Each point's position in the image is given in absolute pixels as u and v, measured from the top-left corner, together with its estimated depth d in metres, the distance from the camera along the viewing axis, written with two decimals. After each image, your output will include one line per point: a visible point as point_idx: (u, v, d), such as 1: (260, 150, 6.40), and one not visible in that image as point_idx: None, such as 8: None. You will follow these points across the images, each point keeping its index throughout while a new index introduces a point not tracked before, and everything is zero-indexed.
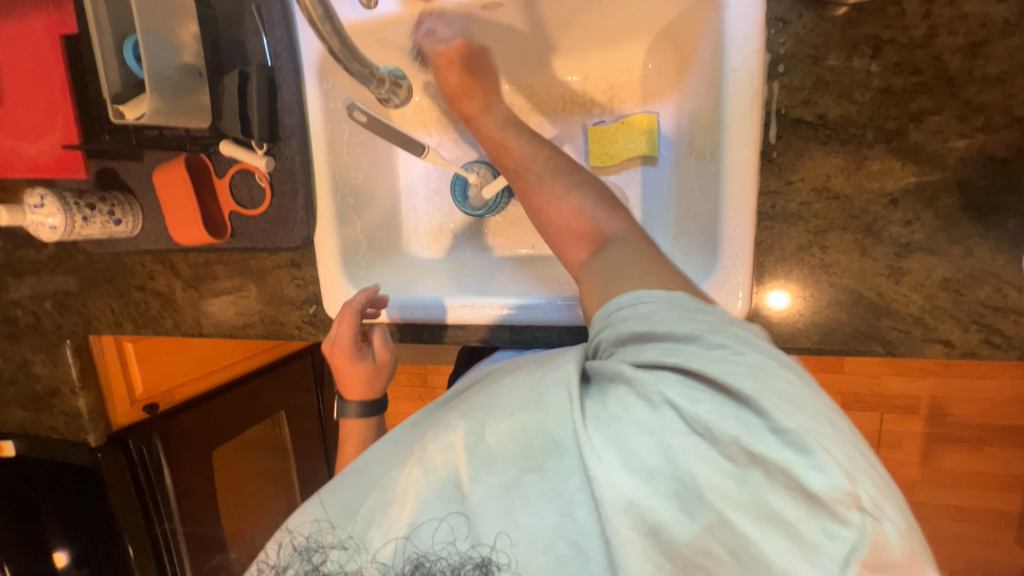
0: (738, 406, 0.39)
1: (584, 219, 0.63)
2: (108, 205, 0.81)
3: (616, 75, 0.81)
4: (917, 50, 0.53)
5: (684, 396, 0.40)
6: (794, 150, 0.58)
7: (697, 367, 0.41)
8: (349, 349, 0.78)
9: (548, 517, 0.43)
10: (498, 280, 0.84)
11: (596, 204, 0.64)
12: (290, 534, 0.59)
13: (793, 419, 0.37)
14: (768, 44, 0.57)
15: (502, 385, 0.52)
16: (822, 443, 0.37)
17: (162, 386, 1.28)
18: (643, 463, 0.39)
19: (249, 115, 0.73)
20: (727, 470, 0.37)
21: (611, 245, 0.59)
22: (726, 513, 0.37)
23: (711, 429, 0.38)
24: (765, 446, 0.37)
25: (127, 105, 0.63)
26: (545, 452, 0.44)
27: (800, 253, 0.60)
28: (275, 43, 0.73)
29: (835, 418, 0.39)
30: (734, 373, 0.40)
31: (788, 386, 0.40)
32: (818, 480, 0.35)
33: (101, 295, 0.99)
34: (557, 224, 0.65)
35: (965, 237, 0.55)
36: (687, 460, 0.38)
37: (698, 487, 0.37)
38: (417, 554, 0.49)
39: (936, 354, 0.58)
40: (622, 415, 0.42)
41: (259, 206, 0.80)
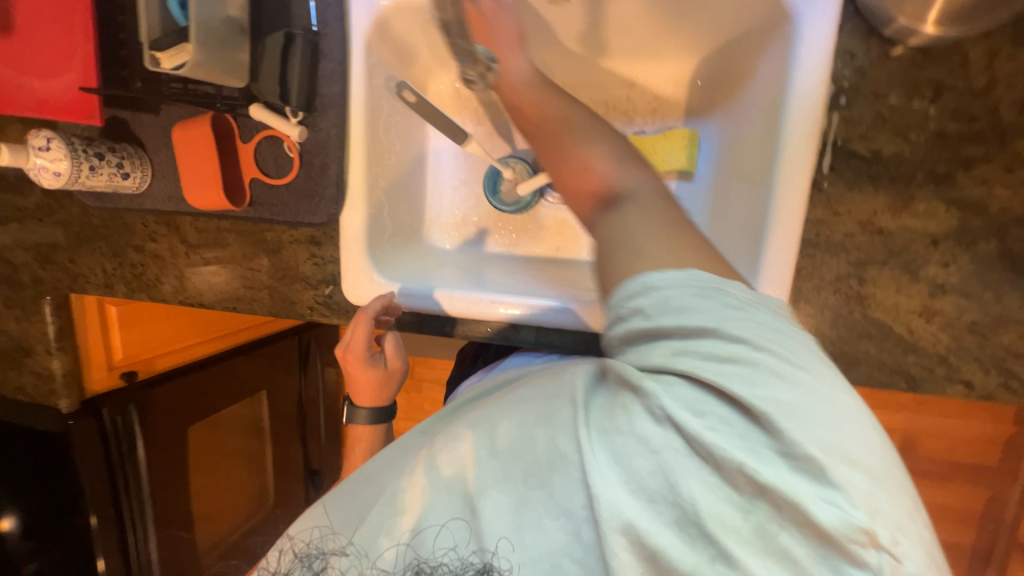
0: (746, 423, 0.37)
1: (599, 179, 0.52)
2: (117, 156, 0.76)
3: (663, 87, 0.81)
4: (976, 98, 0.55)
5: (689, 408, 0.39)
6: (845, 182, 0.59)
7: (706, 375, 0.39)
8: (362, 357, 0.76)
9: (556, 533, 0.43)
10: (523, 278, 0.82)
11: (615, 161, 0.52)
12: (291, 539, 0.61)
13: (808, 444, 0.35)
14: (834, 75, 0.58)
15: (519, 395, 0.51)
16: (842, 472, 0.35)
17: (144, 353, 1.21)
18: (644, 482, 0.39)
19: (289, 81, 0.70)
20: (730, 496, 0.37)
21: (626, 204, 0.49)
22: (727, 543, 0.36)
23: (714, 448, 0.37)
24: (772, 474, 0.36)
25: (165, 54, 0.58)
26: (552, 469, 0.43)
27: (838, 283, 0.61)
28: (324, 8, 0.70)
29: (863, 440, 0.37)
30: (751, 381, 0.37)
31: (813, 404, 0.37)
32: (827, 514, 0.34)
33: (92, 252, 0.92)
34: (574, 187, 0.54)
35: (997, 283, 0.57)
36: (687, 484, 0.37)
37: (698, 510, 0.37)
38: (417, 560, 0.49)
39: (955, 393, 0.60)
40: (628, 431, 0.40)
41: (284, 176, 0.76)
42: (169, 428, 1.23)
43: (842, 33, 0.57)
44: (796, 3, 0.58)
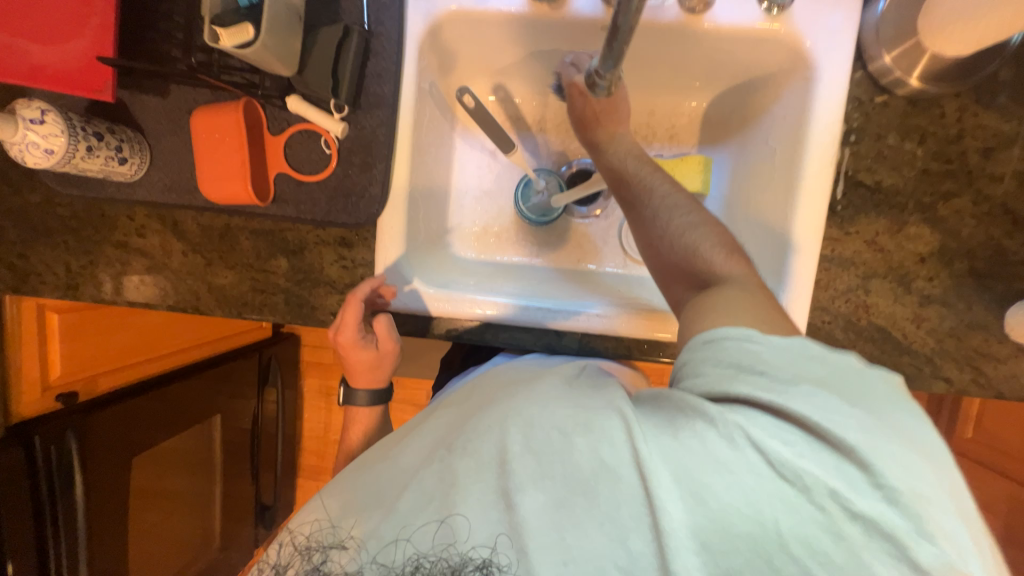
0: (840, 457, 0.39)
1: (696, 259, 0.60)
2: (117, 138, 0.67)
3: (678, 118, 0.86)
4: (951, 144, 0.67)
5: (776, 438, 0.41)
6: (854, 206, 0.69)
7: (791, 409, 0.41)
8: (352, 338, 0.73)
9: (598, 541, 0.44)
10: (547, 286, 0.83)
11: (712, 244, 0.60)
12: (292, 533, 0.57)
13: (903, 479, 0.38)
14: (846, 116, 0.69)
15: (567, 394, 0.54)
16: (935, 513, 0.37)
17: (87, 370, 1.05)
18: (724, 510, 0.41)
19: (340, 76, 0.68)
20: (819, 523, 0.39)
21: (725, 285, 0.56)
22: (812, 567, 0.39)
23: (798, 476, 0.39)
24: (865, 504, 0.38)
25: (225, 31, 0.54)
26: (597, 480, 0.46)
27: (848, 293, 0.71)
28: (379, 9, 0.70)
29: (959, 491, 0.39)
30: (835, 419, 0.40)
31: (907, 448, 0.39)
32: (925, 552, 0.37)
33: (54, 248, 0.79)
34: (675, 262, 0.61)
35: (969, 295, 0.69)
36: (770, 509, 0.40)
37: (781, 536, 0.40)
38: (417, 556, 0.48)
39: (939, 389, 0.71)
40: (699, 449, 0.42)
41: (317, 172, 0.72)
42: (115, 457, 1.05)
43: (850, 83, 0.68)
44: (817, 52, 0.68)
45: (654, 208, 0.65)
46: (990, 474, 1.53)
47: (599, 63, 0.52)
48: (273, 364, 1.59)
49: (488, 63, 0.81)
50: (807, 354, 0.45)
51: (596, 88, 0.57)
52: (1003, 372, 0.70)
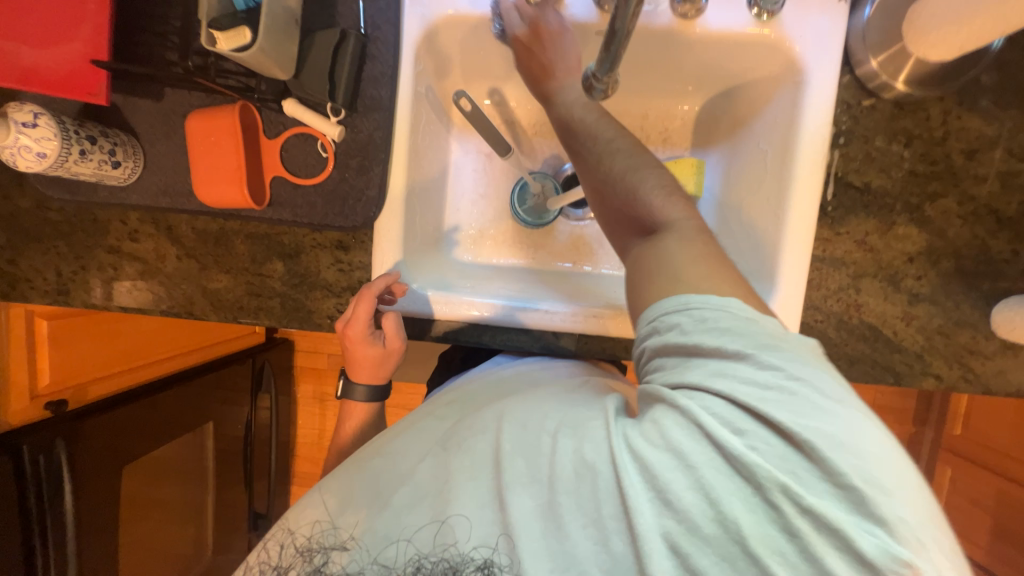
0: (791, 448, 0.40)
1: (639, 205, 0.60)
2: (110, 142, 0.67)
3: (671, 121, 0.87)
4: (936, 146, 0.69)
5: (728, 427, 0.42)
6: (844, 207, 0.71)
7: (740, 395, 0.42)
8: (361, 333, 0.72)
9: (579, 542, 0.45)
10: (543, 289, 0.84)
11: (658, 190, 0.60)
12: (291, 534, 0.56)
13: (852, 470, 0.39)
14: (835, 119, 0.70)
15: (561, 399, 0.55)
16: (883, 503, 0.38)
17: (77, 377, 1.04)
18: (687, 507, 0.41)
19: (337, 80, 0.68)
20: (773, 517, 0.40)
21: (663, 236, 0.56)
22: (771, 564, 0.39)
23: (752, 469, 0.40)
24: (815, 498, 0.39)
25: (223, 34, 0.54)
26: (580, 482, 0.45)
27: (841, 292, 0.72)
28: (375, 13, 0.70)
29: (910, 483, 0.40)
30: (779, 404, 0.41)
31: (855, 440, 0.40)
32: (869, 545, 0.37)
33: (45, 253, 0.78)
34: (617, 207, 0.62)
35: (956, 294, 0.71)
36: (729, 504, 0.40)
37: (738, 532, 0.40)
38: (418, 556, 0.49)
39: (930, 385, 0.72)
40: (664, 444, 0.43)
41: (313, 176, 0.72)
42: (105, 465, 1.03)
43: (839, 87, 0.70)
44: (806, 57, 0.69)
45: (599, 148, 0.65)
46: (979, 470, 1.57)
47: (598, 66, 0.52)
48: (266, 369, 1.58)
49: (485, 67, 0.82)
50: (747, 321, 0.47)
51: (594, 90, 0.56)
52: (990, 368, 0.72)
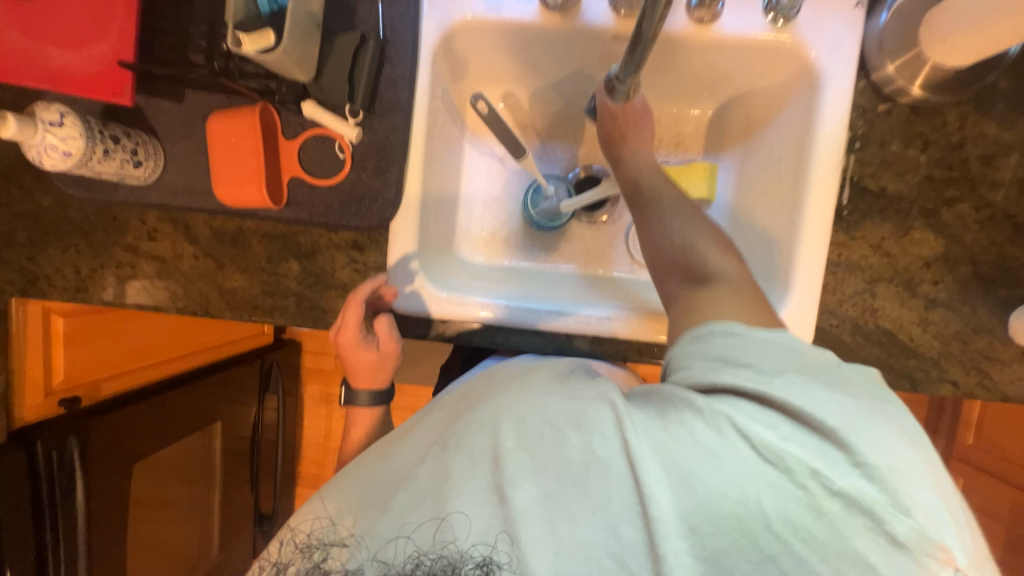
0: (820, 438, 0.42)
1: (693, 256, 0.62)
2: (132, 141, 0.69)
3: (684, 125, 0.87)
4: (953, 151, 0.69)
5: (762, 422, 0.43)
6: (860, 211, 0.70)
7: (776, 396, 0.44)
8: (354, 338, 0.74)
9: (591, 530, 0.45)
10: (554, 292, 0.84)
11: (712, 243, 0.63)
12: (292, 530, 0.58)
13: (882, 459, 0.41)
14: (851, 124, 0.70)
15: (561, 386, 0.54)
16: (910, 490, 0.40)
17: (90, 375, 1.05)
18: (712, 495, 0.42)
19: (356, 82, 0.69)
20: (802, 502, 0.41)
21: (715, 284, 0.58)
22: (796, 545, 0.41)
23: (780, 457, 0.42)
24: (847, 484, 0.40)
25: (248, 36, 0.55)
26: (589, 471, 0.47)
27: (855, 296, 0.72)
28: (394, 17, 0.71)
29: (934, 470, 0.42)
30: (811, 402, 0.43)
31: (883, 434, 0.42)
32: (902, 527, 0.39)
33: (64, 251, 0.79)
34: (671, 259, 0.63)
35: (973, 299, 0.70)
36: (756, 491, 0.42)
37: (766, 516, 0.41)
38: (418, 554, 0.48)
39: (946, 391, 0.72)
40: (687, 438, 0.44)
41: (330, 177, 0.73)
42: (117, 463, 1.04)
43: (854, 92, 0.70)
44: (823, 62, 0.69)
45: (660, 211, 0.68)
46: (991, 480, 1.55)
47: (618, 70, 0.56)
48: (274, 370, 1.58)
49: (500, 71, 0.83)
50: (787, 345, 0.48)
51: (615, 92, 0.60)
52: (1008, 375, 0.71)
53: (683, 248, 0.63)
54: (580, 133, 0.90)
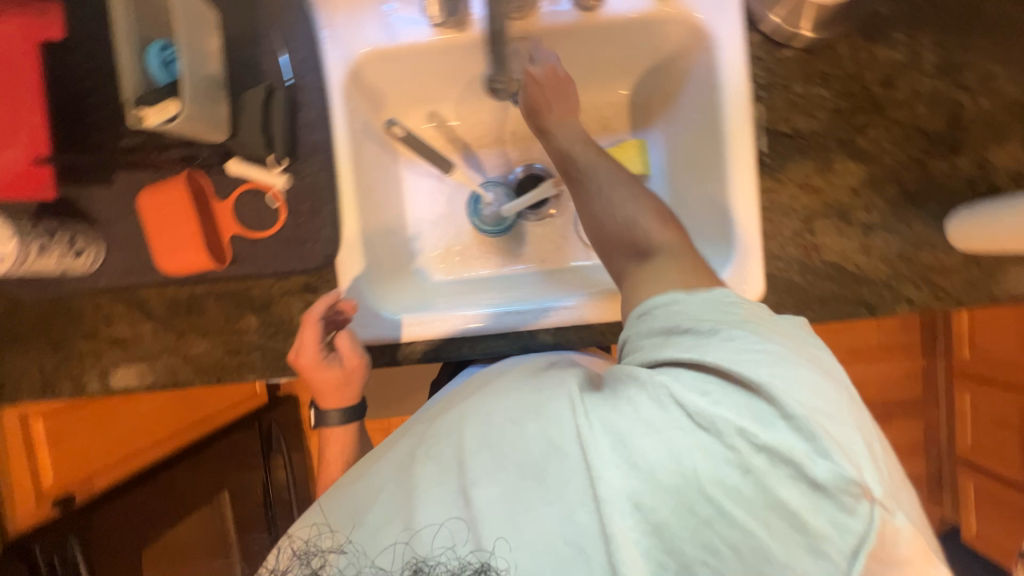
0: (749, 395, 0.43)
1: (636, 230, 0.67)
2: (68, 234, 0.71)
3: (606, 108, 0.88)
4: (852, 81, 0.72)
5: (695, 389, 0.45)
6: (780, 155, 0.73)
7: (709, 359, 0.46)
8: (313, 358, 0.74)
9: (548, 520, 0.45)
10: (517, 291, 0.86)
11: (653, 217, 0.68)
12: (290, 537, 0.60)
13: (803, 406, 0.42)
14: (751, 74, 0.73)
15: (543, 381, 0.55)
16: (830, 433, 0.41)
17: (82, 470, 1.06)
18: (653, 467, 0.43)
19: (273, 132, 0.71)
20: (730, 461, 0.42)
21: (658, 256, 0.63)
22: (727, 504, 0.41)
23: (711, 421, 0.43)
24: (773, 436, 0.41)
25: (149, 110, 0.57)
26: (547, 460, 0.47)
27: (796, 237, 0.73)
28: (299, 63, 0.73)
29: (854, 412, 0.44)
30: (738, 358, 0.45)
31: (807, 381, 0.44)
32: (823, 471, 0.40)
33: (25, 353, 0.79)
34: (613, 234, 0.69)
35: (907, 216, 0.72)
36: (689, 457, 0.42)
37: (700, 480, 0.42)
38: (415, 560, 0.48)
39: (904, 310, 0.73)
40: (632, 412, 0.45)
41: (269, 228, 0.74)
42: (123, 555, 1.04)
43: (748, 44, 0.73)
44: (710, 22, 0.72)
45: (597, 187, 0.72)
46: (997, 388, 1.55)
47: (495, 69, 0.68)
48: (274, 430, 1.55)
49: (417, 93, 0.85)
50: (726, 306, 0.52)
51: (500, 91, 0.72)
52: (958, 281, 0.72)
53: (626, 221, 0.68)
54: (509, 135, 0.93)
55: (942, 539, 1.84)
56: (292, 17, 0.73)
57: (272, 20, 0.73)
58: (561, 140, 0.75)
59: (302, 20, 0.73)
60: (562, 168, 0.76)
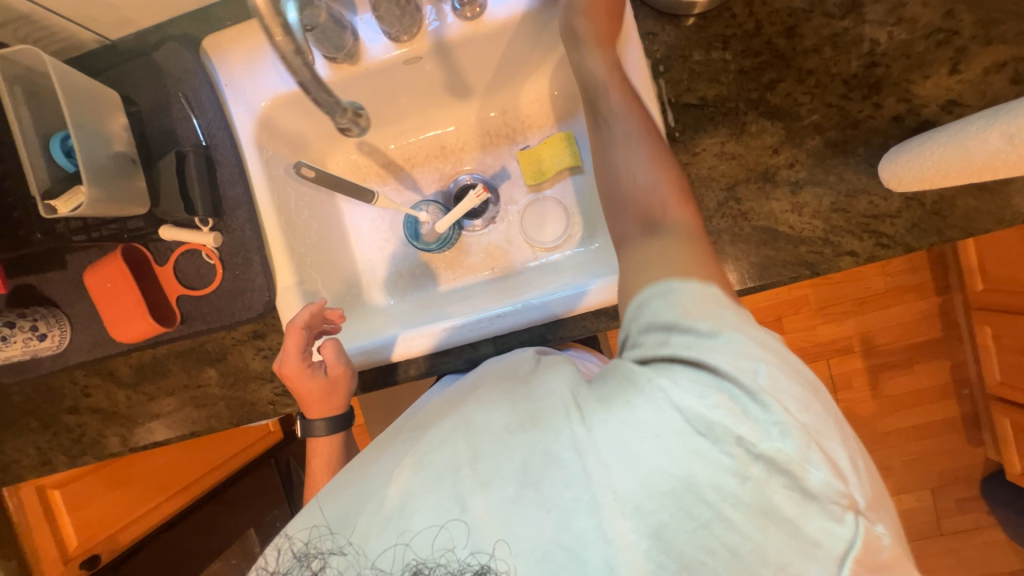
0: (747, 401, 0.42)
1: (654, 197, 0.58)
2: (29, 319, 0.75)
3: (529, 106, 0.90)
4: (753, 38, 0.69)
5: (694, 393, 0.43)
6: (691, 128, 0.71)
7: (709, 361, 0.44)
8: (297, 366, 0.75)
9: (546, 527, 0.46)
10: (464, 303, 0.86)
11: (670, 185, 0.58)
12: (289, 539, 0.57)
13: (803, 419, 0.43)
14: (646, 52, 0.71)
15: (534, 386, 0.55)
16: (822, 444, 0.42)
17: (104, 531, 1.14)
18: (654, 474, 0.43)
19: (191, 194, 0.74)
20: (730, 468, 0.42)
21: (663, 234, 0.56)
22: (724, 507, 0.42)
23: (709, 426, 0.42)
24: (771, 446, 0.41)
25: (59, 199, 0.61)
26: (542, 468, 0.48)
27: (721, 208, 0.71)
28: (208, 123, 0.76)
29: (841, 426, 0.46)
30: (748, 371, 0.43)
31: (801, 392, 0.44)
32: (816, 480, 0.41)
33: (21, 433, 0.85)
34: (627, 200, 0.60)
35: (835, 167, 0.69)
36: (687, 463, 0.42)
37: (699, 488, 0.42)
38: (416, 561, 0.50)
39: (848, 265, 0.70)
40: (632, 416, 0.44)
41: (209, 284, 0.78)
42: None
43: (639, 20, 0.71)
44: None
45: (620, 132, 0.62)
46: (1011, 318, 1.46)
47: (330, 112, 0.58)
48: (292, 464, 1.56)
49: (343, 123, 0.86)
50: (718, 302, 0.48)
51: (351, 131, 0.62)
52: (902, 226, 0.69)
53: (645, 185, 0.59)
54: (439, 150, 0.93)
55: (986, 483, 1.74)
56: (194, 81, 0.76)
57: (178, 85, 0.76)
58: (590, 64, 0.66)
59: (203, 83, 0.75)
60: (587, 96, 0.67)
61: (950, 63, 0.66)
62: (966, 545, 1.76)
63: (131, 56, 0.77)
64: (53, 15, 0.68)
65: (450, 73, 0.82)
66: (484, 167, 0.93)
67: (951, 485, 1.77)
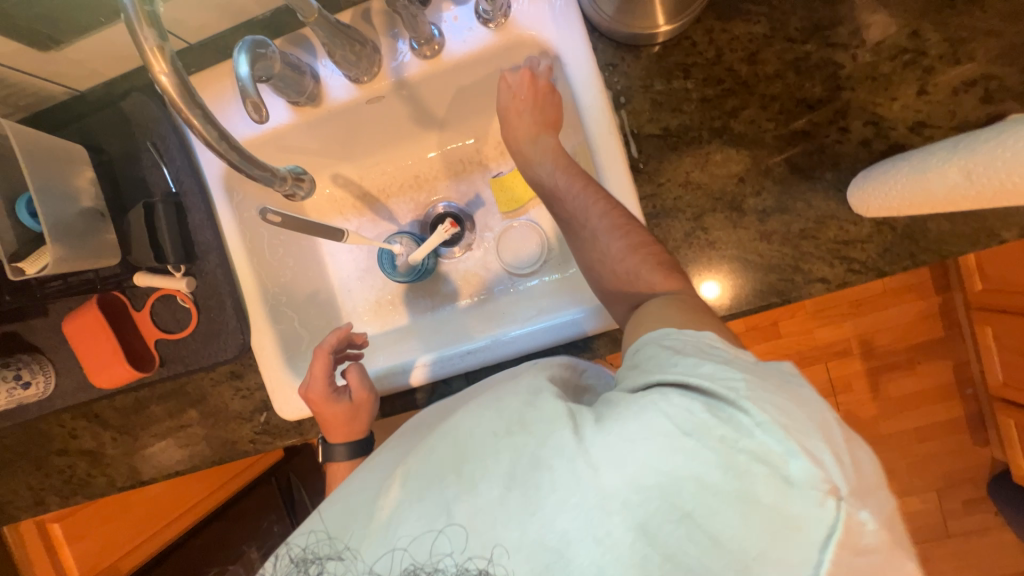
0: (730, 406, 0.39)
1: (636, 281, 0.60)
2: (13, 368, 0.77)
3: (501, 133, 0.89)
4: (714, 66, 0.68)
5: (680, 406, 0.39)
6: (655, 158, 0.70)
7: (694, 383, 0.41)
8: (322, 390, 0.74)
9: (530, 533, 0.42)
10: (452, 325, 0.84)
11: (651, 265, 0.60)
12: (287, 545, 0.53)
13: (780, 415, 0.38)
14: (607, 83, 0.71)
15: (522, 392, 0.50)
16: (805, 435, 0.38)
17: (100, 563, 1.16)
18: (638, 470, 0.39)
19: (160, 242, 0.75)
20: (711, 463, 0.37)
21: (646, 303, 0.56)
22: (706, 505, 0.37)
23: (694, 424, 0.38)
24: (753, 441, 0.37)
25: (25, 261, 0.66)
26: (534, 472, 0.43)
27: (689, 238, 0.70)
28: (177, 171, 0.77)
29: (828, 424, 0.39)
30: (728, 380, 0.40)
31: (788, 399, 0.40)
32: (797, 468, 0.36)
33: (14, 474, 0.88)
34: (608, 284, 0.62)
35: (803, 194, 0.67)
36: (670, 460, 0.38)
37: (680, 482, 0.38)
38: (414, 566, 0.45)
39: (819, 291, 0.68)
40: (619, 426, 0.41)
41: (185, 328, 0.79)
42: None
43: (597, 52, 0.71)
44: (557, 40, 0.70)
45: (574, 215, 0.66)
46: (1006, 319, 1.44)
47: (263, 180, 0.62)
48: (294, 482, 1.50)
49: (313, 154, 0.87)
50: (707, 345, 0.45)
51: (296, 195, 0.71)
52: (874, 251, 0.67)
53: (625, 275, 0.60)
54: (413, 180, 0.91)
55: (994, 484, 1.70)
56: (162, 128, 0.77)
57: (147, 134, 0.77)
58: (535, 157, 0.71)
59: (171, 131, 0.77)
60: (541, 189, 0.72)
61: (916, 83, 0.65)
62: (974, 546, 1.73)
63: (101, 106, 0.79)
64: (22, 74, 0.69)
65: (415, 106, 0.82)
66: (457, 196, 0.91)
67: (957, 487, 1.73)
